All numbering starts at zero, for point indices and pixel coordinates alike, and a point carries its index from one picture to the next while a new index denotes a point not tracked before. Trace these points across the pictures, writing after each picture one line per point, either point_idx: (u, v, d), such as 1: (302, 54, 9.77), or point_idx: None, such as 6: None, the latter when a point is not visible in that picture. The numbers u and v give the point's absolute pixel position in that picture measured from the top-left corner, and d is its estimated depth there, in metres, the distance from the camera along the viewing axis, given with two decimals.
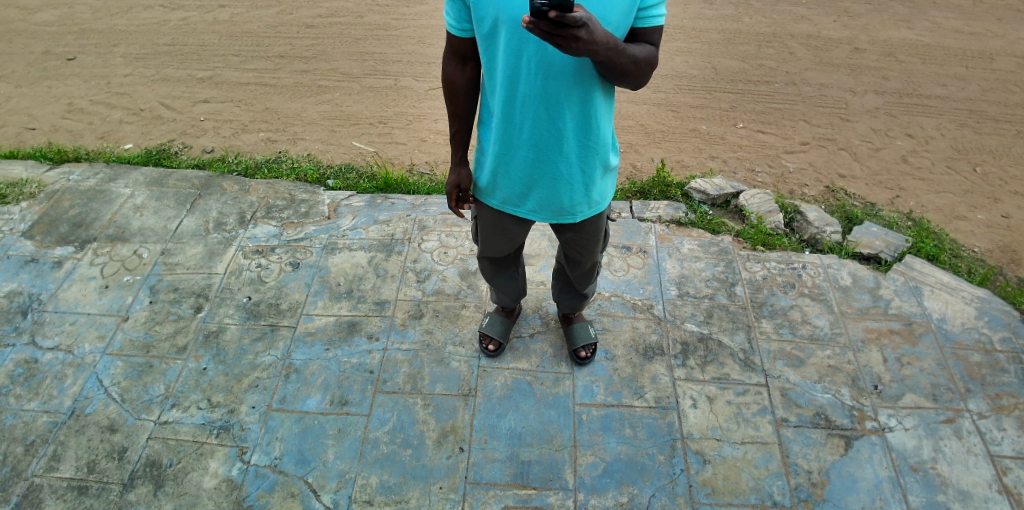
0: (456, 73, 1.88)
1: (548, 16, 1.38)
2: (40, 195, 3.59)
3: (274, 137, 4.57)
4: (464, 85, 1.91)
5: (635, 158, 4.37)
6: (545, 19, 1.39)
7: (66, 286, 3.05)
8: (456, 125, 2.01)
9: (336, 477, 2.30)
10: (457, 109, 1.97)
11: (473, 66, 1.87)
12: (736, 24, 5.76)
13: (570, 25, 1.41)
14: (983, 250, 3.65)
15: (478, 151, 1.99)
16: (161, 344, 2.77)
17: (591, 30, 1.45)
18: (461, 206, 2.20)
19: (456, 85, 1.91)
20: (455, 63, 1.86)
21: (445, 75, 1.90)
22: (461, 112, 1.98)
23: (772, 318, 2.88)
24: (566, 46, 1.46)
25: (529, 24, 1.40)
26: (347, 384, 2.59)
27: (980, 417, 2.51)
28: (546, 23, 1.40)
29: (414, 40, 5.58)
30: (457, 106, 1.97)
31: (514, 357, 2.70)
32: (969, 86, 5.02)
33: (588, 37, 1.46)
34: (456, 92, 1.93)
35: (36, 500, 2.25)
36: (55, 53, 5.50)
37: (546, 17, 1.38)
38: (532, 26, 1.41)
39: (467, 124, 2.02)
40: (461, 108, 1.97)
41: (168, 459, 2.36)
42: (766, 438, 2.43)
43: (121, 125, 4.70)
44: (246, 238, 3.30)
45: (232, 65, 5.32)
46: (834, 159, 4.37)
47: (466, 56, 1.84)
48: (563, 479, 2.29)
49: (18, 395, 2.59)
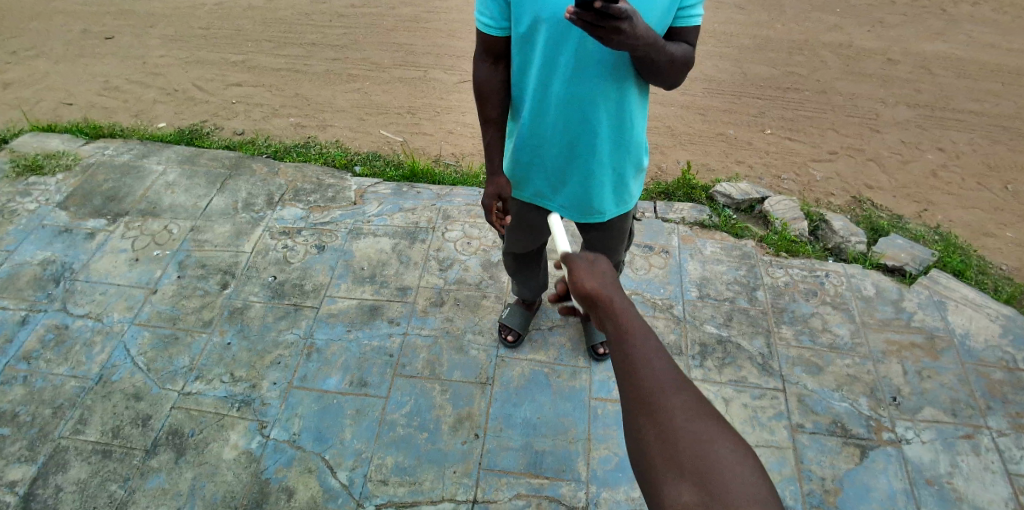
0: (488, 73, 1.86)
1: (593, 7, 1.40)
2: (75, 168, 3.68)
3: (303, 122, 4.64)
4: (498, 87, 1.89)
5: (660, 160, 4.37)
6: (589, 11, 1.41)
7: (98, 257, 3.13)
8: (490, 131, 1.97)
9: (353, 456, 2.34)
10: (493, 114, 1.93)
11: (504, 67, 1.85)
12: (767, 30, 5.73)
13: (613, 16, 1.43)
14: (1010, 268, 3.60)
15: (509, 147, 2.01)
16: (187, 318, 2.83)
17: (633, 24, 1.47)
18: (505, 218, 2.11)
19: (489, 89, 1.89)
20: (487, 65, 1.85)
21: (477, 78, 1.88)
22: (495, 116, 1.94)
23: (792, 324, 2.87)
24: (607, 38, 1.48)
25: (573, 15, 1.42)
26: (366, 366, 2.63)
27: (999, 434, 2.49)
28: (589, 15, 1.42)
29: (444, 34, 5.62)
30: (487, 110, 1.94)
31: (531, 348, 2.72)
32: (1003, 102, 4.94)
33: (631, 30, 1.47)
34: (489, 97, 1.90)
35: (62, 461, 2.32)
36: (93, 33, 5.63)
37: (591, 8, 1.40)
38: (575, 17, 1.43)
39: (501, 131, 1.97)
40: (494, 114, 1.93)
41: (190, 429, 2.42)
42: (780, 442, 2.43)
43: (155, 104, 4.80)
44: (273, 219, 3.35)
45: (264, 50, 5.40)
46: (862, 169, 4.33)
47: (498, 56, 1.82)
48: (575, 471, 2.30)
49: (49, 360, 2.66)
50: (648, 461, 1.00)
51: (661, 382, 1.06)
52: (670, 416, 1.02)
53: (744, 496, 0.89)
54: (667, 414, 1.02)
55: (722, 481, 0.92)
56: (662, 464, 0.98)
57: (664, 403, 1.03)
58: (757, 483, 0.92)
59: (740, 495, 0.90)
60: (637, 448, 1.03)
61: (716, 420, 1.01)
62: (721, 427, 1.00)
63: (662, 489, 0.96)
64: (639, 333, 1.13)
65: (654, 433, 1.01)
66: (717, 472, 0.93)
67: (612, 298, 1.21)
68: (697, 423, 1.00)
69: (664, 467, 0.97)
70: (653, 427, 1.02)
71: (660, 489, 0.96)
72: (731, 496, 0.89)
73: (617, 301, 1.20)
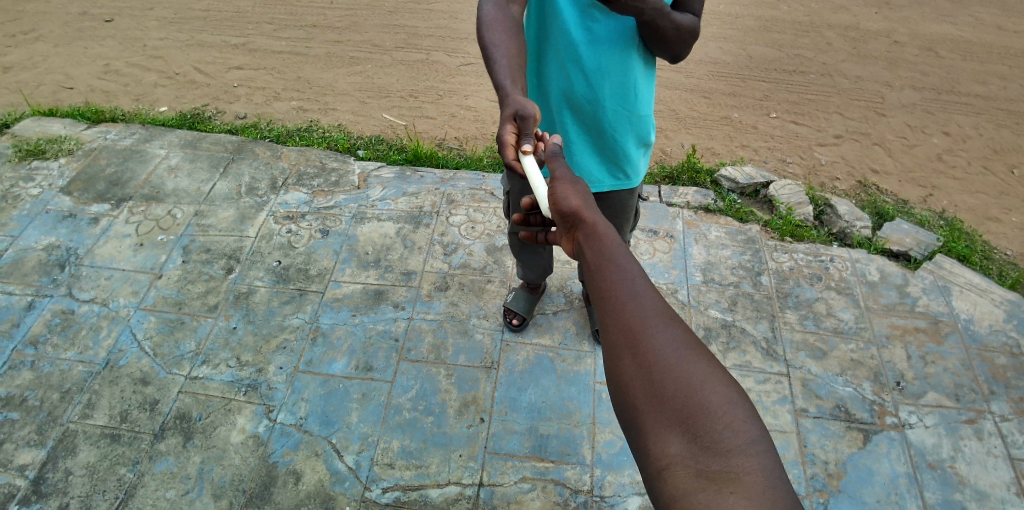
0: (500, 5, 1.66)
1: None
2: (77, 153, 3.67)
3: (305, 106, 4.61)
4: (507, 19, 1.66)
5: (664, 143, 4.34)
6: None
7: (102, 242, 3.13)
8: (497, 60, 1.63)
9: (359, 439, 2.36)
10: (499, 40, 1.64)
11: (517, 8, 1.67)
12: (773, 11, 5.67)
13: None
14: (1015, 253, 3.58)
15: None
16: (192, 303, 2.84)
17: None
18: (523, 144, 1.56)
19: (495, 16, 1.66)
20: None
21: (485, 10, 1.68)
22: (502, 43, 1.64)
23: (796, 309, 2.87)
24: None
25: None
26: (372, 351, 2.64)
27: (1002, 419, 2.49)
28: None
29: (447, 15, 5.56)
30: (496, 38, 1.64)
31: (536, 332, 2.73)
32: (1011, 85, 4.89)
33: None
34: (493, 25, 1.65)
35: (71, 445, 2.34)
36: (93, 15, 5.57)
37: None
38: None
39: (515, 59, 1.64)
40: (499, 41, 1.64)
41: (197, 413, 2.44)
42: (784, 426, 2.44)
43: (156, 88, 4.76)
44: (276, 204, 3.35)
45: (265, 32, 5.35)
46: (868, 153, 4.30)
47: None
48: (580, 454, 2.32)
49: (55, 345, 2.68)
50: (632, 402, 0.99)
51: (648, 319, 1.04)
52: (655, 355, 1.00)
53: (734, 446, 0.89)
54: (652, 352, 1.00)
55: (711, 428, 0.91)
56: (647, 407, 0.97)
57: (651, 341, 1.01)
58: (748, 429, 0.91)
59: (730, 444, 0.89)
60: (620, 384, 1.02)
61: (705, 359, 1.00)
62: (709, 368, 0.98)
63: (649, 433, 0.95)
64: (626, 268, 1.11)
65: (639, 372, 0.99)
66: (705, 416, 0.92)
67: (598, 227, 1.21)
68: (684, 364, 0.98)
69: (649, 407, 0.97)
70: (638, 367, 1.00)
71: (645, 433, 0.96)
72: (720, 446, 0.89)
73: (604, 229, 1.20)
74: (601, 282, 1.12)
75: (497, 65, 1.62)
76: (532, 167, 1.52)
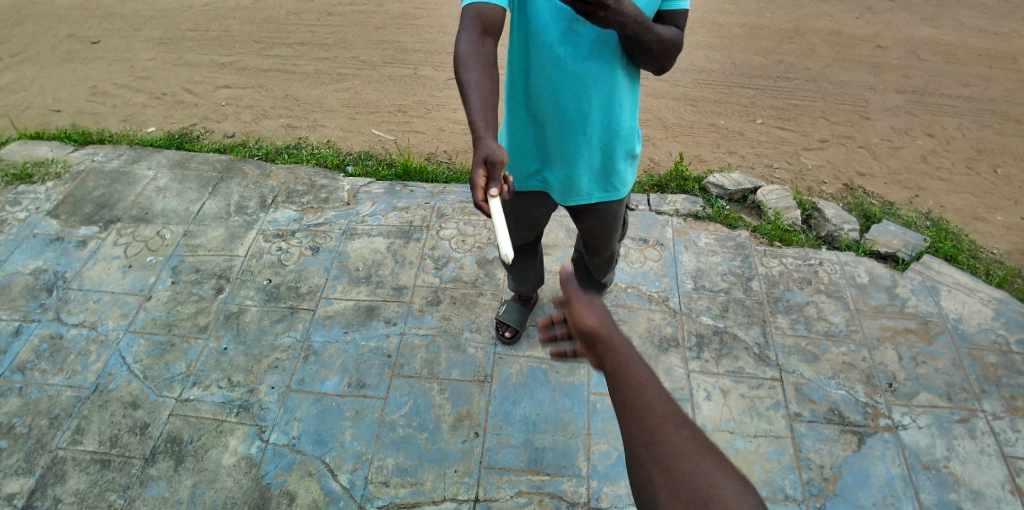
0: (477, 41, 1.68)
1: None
2: (64, 176, 3.65)
3: (294, 123, 4.61)
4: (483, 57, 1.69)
5: (652, 152, 4.37)
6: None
7: (90, 265, 3.11)
8: (474, 99, 1.69)
9: (353, 458, 2.34)
10: (476, 80, 1.69)
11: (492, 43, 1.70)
12: (756, 19, 5.74)
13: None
14: (1002, 252, 3.62)
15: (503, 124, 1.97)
16: (182, 324, 2.82)
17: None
18: (489, 188, 1.64)
19: (471, 53, 1.68)
20: (473, 33, 1.67)
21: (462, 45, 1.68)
22: (478, 83, 1.69)
23: (787, 313, 2.88)
24: (594, 13, 1.55)
25: None
26: (364, 368, 2.63)
27: (994, 417, 2.51)
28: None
29: (434, 30, 5.59)
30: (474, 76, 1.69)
31: (529, 344, 2.73)
32: (992, 86, 4.96)
33: (616, 6, 1.53)
34: (469, 62, 1.68)
35: (60, 472, 2.31)
36: (79, 37, 5.57)
37: None
38: None
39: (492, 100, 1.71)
40: (475, 80, 1.69)
41: (188, 436, 2.41)
42: (778, 432, 2.44)
43: (144, 108, 4.76)
44: (266, 222, 3.34)
45: (253, 51, 5.36)
46: (854, 156, 4.34)
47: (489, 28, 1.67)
48: (576, 466, 2.31)
49: (44, 370, 2.65)
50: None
51: (667, 427, 1.07)
52: (676, 464, 1.01)
53: None
54: (673, 461, 1.02)
55: None
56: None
57: (671, 449, 1.03)
58: None
59: None
60: (646, 496, 1.03)
61: (723, 463, 1.01)
62: (728, 472, 1.00)
63: None
64: (644, 380, 1.14)
65: (665, 481, 1.01)
66: None
67: (613, 335, 1.23)
68: (705, 470, 0.99)
69: None
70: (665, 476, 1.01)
71: None
72: None
73: (618, 339, 1.23)
74: (621, 392, 1.15)
75: (474, 106, 1.69)
76: (497, 210, 1.60)
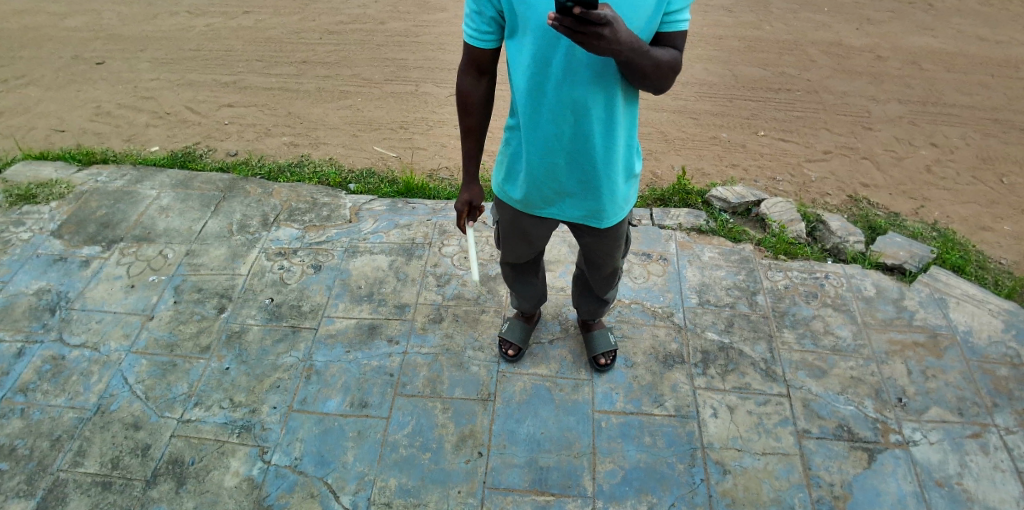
0: (471, 86, 1.88)
1: (572, 12, 1.40)
2: (68, 196, 3.66)
3: (296, 141, 4.63)
4: (476, 101, 1.91)
5: (654, 166, 4.36)
6: (569, 16, 1.41)
7: (93, 285, 3.11)
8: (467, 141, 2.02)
9: (355, 479, 2.31)
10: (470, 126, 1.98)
11: (488, 80, 1.87)
12: (755, 31, 5.76)
13: (593, 22, 1.42)
14: (1010, 262, 3.58)
15: (503, 144, 1.97)
16: (184, 344, 2.80)
17: (614, 29, 1.46)
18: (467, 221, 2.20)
19: (466, 101, 1.92)
20: (470, 77, 1.86)
21: (461, 89, 1.89)
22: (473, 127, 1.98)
23: (794, 328, 2.85)
24: (589, 43, 1.47)
25: (553, 20, 1.43)
26: (367, 387, 2.61)
27: (1007, 432, 2.46)
28: (570, 20, 1.42)
29: (435, 47, 5.63)
30: (469, 121, 1.97)
31: (532, 362, 2.70)
32: (994, 95, 4.95)
33: (612, 35, 1.47)
34: (467, 110, 1.94)
35: (61, 495, 2.29)
36: (83, 58, 5.63)
37: (570, 13, 1.40)
38: (555, 22, 1.43)
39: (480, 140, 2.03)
40: (471, 125, 1.98)
41: (190, 457, 2.39)
42: (787, 449, 2.40)
43: (148, 128, 4.79)
44: (268, 240, 3.34)
45: (255, 70, 5.41)
46: (857, 168, 4.32)
47: (483, 71, 1.83)
48: (581, 486, 2.28)
49: (46, 391, 2.64)
50: None
51: None
52: None
53: None
54: None
55: None
56: None
57: None
58: None
59: None
60: None
61: None
62: None
63: None
64: None
65: None
66: None
67: None
68: None
69: None
70: None
71: None
72: None
73: None
74: None
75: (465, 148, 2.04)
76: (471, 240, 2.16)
